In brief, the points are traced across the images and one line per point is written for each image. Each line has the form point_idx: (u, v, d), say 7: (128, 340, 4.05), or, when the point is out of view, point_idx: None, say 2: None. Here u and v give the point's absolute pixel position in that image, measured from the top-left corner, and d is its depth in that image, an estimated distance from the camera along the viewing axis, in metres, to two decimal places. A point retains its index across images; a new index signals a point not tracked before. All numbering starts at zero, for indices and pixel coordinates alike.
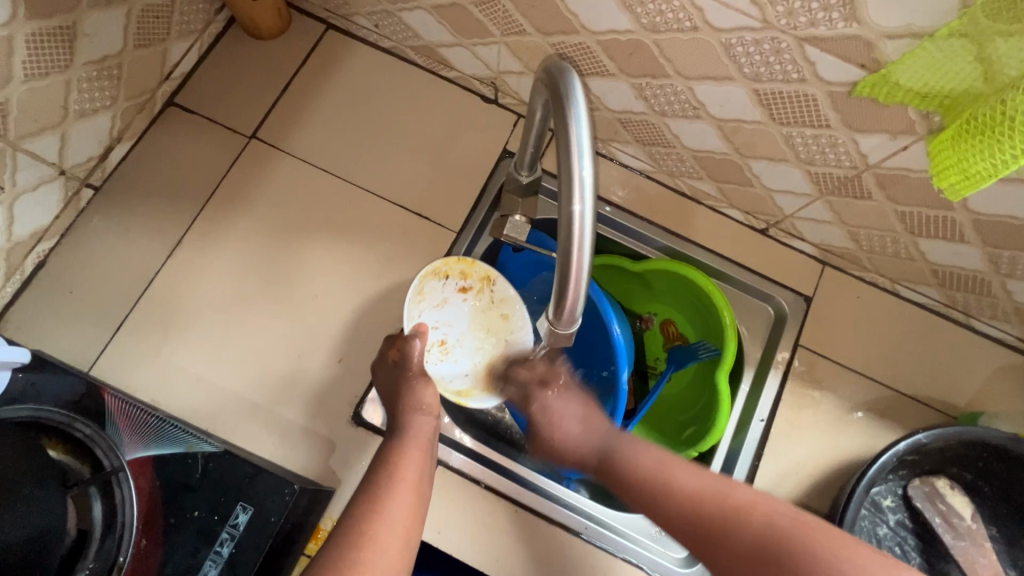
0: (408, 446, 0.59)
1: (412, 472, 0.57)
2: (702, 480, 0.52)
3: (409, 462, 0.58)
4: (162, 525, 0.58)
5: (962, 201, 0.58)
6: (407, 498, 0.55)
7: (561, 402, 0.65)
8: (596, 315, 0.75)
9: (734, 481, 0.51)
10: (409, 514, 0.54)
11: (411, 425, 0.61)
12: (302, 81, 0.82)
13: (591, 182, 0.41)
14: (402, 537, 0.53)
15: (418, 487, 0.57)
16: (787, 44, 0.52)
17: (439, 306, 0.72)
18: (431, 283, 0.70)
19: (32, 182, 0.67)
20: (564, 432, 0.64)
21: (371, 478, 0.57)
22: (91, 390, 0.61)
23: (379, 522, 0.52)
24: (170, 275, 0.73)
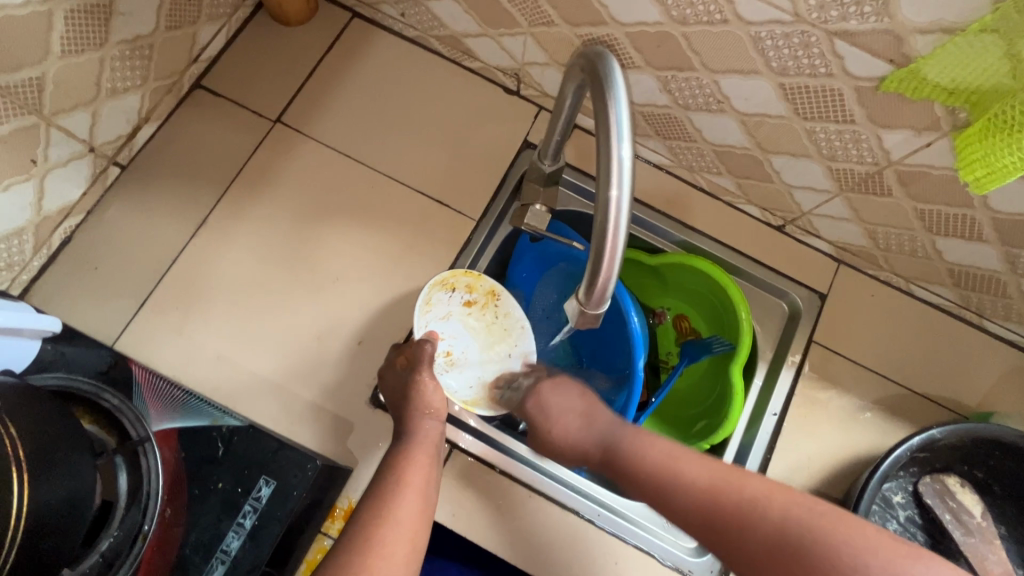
0: (417, 452, 0.59)
1: (420, 480, 0.56)
2: (712, 475, 0.52)
3: (417, 467, 0.57)
4: (186, 494, 0.60)
5: (982, 199, 0.59)
6: (414, 505, 0.54)
7: (557, 397, 0.68)
8: (611, 308, 0.76)
9: (745, 473, 0.51)
10: (417, 519, 0.54)
11: (421, 429, 0.61)
12: (327, 68, 0.83)
13: (630, 165, 0.42)
14: (409, 543, 0.52)
15: (426, 493, 0.56)
16: (816, 38, 0.52)
17: (445, 318, 0.75)
18: (439, 294, 0.72)
19: (64, 157, 0.68)
20: (565, 427, 0.65)
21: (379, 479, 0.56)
22: (119, 362, 0.65)
23: (387, 525, 0.52)
24: (194, 254, 0.74)
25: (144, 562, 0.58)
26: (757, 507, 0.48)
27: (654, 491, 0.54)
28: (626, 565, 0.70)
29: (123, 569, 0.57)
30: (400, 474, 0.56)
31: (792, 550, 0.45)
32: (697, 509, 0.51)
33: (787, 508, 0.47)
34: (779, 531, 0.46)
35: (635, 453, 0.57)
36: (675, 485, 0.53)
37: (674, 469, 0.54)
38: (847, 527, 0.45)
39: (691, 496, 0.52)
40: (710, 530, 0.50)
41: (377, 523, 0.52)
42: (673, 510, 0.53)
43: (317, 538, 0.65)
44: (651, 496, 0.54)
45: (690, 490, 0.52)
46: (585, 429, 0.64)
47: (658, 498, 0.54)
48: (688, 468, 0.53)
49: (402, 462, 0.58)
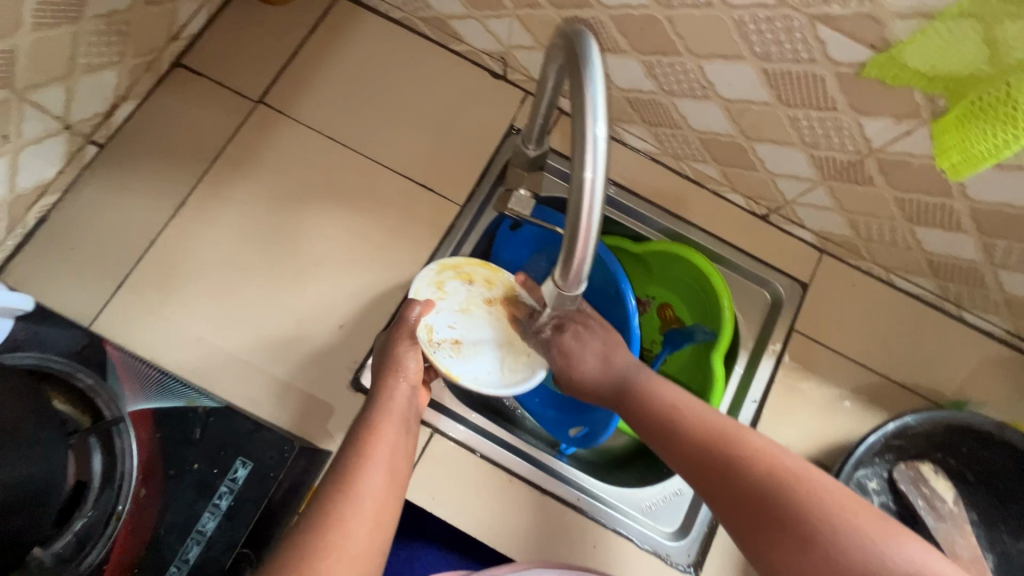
0: (386, 421, 0.56)
1: (387, 454, 0.54)
2: (714, 423, 0.54)
3: (385, 440, 0.55)
4: (161, 475, 0.61)
5: (961, 189, 0.59)
6: (379, 482, 0.52)
7: (578, 340, 0.65)
8: (607, 284, 0.76)
9: (749, 429, 0.54)
10: (383, 495, 0.51)
11: (388, 400, 0.58)
12: (311, 49, 0.82)
13: (605, 146, 0.41)
14: (372, 523, 0.49)
15: (394, 467, 0.54)
16: (799, 22, 0.52)
17: (458, 309, 0.70)
18: (453, 282, 0.70)
19: (38, 134, 0.66)
20: (584, 368, 0.64)
21: (340, 458, 0.53)
22: (93, 342, 0.65)
23: (349, 501, 0.49)
24: (173, 236, 0.73)
25: (117, 543, 0.58)
26: (763, 455, 0.51)
27: (661, 429, 0.57)
28: (606, 549, 0.70)
29: (95, 550, 0.57)
30: (365, 446, 0.54)
31: (792, 495, 0.47)
32: (697, 449, 0.53)
33: (789, 463, 0.50)
34: (781, 474, 0.49)
35: (649, 397, 0.59)
36: (684, 422, 0.56)
37: (682, 411, 0.57)
38: (842, 492, 0.47)
39: (696, 436, 0.54)
40: (712, 469, 0.52)
41: (338, 500, 0.49)
42: (675, 446, 0.55)
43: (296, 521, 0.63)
44: (655, 433, 0.57)
45: (702, 429, 0.54)
46: (602, 370, 0.64)
47: (662, 432, 0.57)
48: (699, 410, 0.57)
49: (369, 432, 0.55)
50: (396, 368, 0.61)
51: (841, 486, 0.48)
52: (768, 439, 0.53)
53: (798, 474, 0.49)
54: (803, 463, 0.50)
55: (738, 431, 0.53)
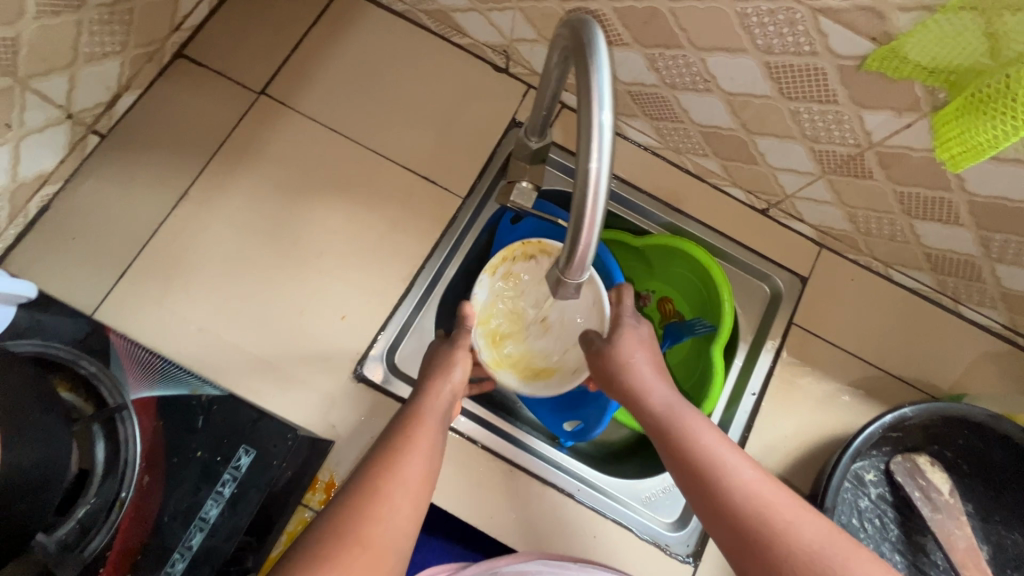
0: (427, 413, 0.59)
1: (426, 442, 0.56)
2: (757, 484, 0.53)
3: (427, 431, 0.57)
4: (164, 464, 0.61)
5: (960, 182, 0.60)
6: (415, 468, 0.54)
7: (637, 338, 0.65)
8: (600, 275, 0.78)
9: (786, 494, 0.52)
10: (418, 480, 0.54)
11: (433, 398, 0.61)
12: (313, 41, 0.82)
13: (610, 135, 0.42)
14: (405, 505, 0.52)
15: (431, 455, 0.56)
16: (802, 15, 0.53)
17: (537, 286, 0.79)
18: (523, 267, 0.78)
19: (40, 123, 0.66)
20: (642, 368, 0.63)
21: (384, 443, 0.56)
22: (96, 330, 0.65)
23: (388, 481, 0.52)
24: (175, 226, 0.73)
25: (120, 529, 0.58)
26: (807, 540, 0.49)
27: (700, 484, 0.54)
28: (605, 538, 0.71)
29: (99, 536, 0.58)
30: (407, 433, 0.57)
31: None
32: (735, 521, 0.51)
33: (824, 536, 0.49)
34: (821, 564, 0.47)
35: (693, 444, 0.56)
36: (723, 480, 0.53)
37: (727, 472, 0.54)
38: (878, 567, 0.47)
39: (739, 506, 0.52)
40: (748, 544, 0.50)
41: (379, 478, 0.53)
42: (709, 508, 0.53)
43: (297, 510, 0.65)
44: (693, 484, 0.55)
45: (746, 498, 0.52)
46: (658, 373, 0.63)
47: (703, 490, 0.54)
48: (743, 471, 0.54)
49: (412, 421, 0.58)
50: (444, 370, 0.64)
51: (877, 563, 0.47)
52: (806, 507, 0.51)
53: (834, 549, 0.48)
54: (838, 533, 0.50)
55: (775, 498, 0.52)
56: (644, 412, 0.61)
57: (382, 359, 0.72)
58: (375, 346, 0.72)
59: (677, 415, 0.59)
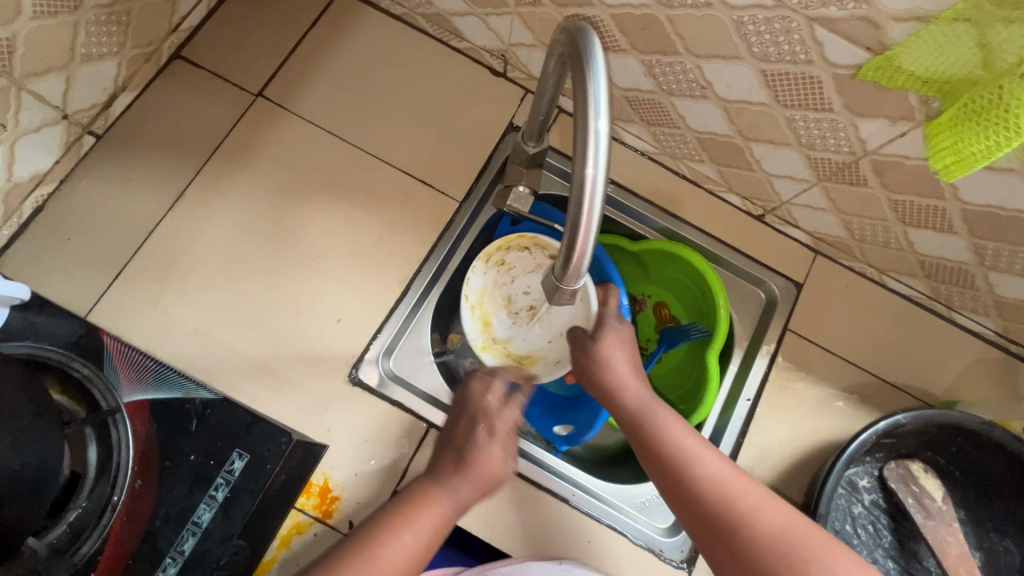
0: (444, 498, 0.57)
1: (424, 535, 0.55)
2: (721, 469, 0.55)
3: (429, 515, 0.56)
4: (157, 467, 0.61)
5: (953, 191, 0.60)
6: (401, 556, 0.53)
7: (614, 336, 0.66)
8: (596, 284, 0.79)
9: (746, 477, 0.55)
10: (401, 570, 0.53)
11: (461, 479, 0.58)
12: (311, 43, 0.82)
13: (606, 142, 0.42)
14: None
15: (420, 548, 0.55)
16: (797, 24, 0.53)
17: (530, 273, 0.77)
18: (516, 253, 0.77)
19: (35, 124, 0.66)
20: (614, 367, 0.64)
21: (389, 513, 0.56)
22: (91, 333, 0.66)
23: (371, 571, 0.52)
24: (170, 227, 0.73)
25: (111, 533, 0.58)
26: (768, 523, 0.51)
27: (669, 476, 0.56)
28: (599, 544, 0.71)
29: (90, 541, 0.57)
30: (410, 517, 0.55)
31: (781, 554, 0.49)
32: (702, 509, 0.53)
33: (780, 516, 0.52)
34: (780, 545, 0.50)
35: (662, 432, 0.59)
36: (689, 467, 0.56)
37: (695, 461, 0.56)
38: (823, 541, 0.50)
39: (704, 492, 0.54)
40: (714, 530, 0.52)
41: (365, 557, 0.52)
42: (678, 499, 0.55)
43: (291, 514, 0.64)
44: (663, 477, 0.57)
45: (711, 485, 0.54)
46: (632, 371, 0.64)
47: (673, 482, 0.56)
48: (708, 458, 0.56)
49: (422, 503, 0.56)
50: (480, 447, 0.60)
51: (823, 536, 0.51)
52: (762, 488, 0.55)
53: (786, 528, 0.51)
54: (790, 511, 0.53)
55: (737, 479, 0.55)
56: (618, 409, 0.63)
57: (378, 362, 0.72)
58: (370, 349, 0.72)
59: (647, 408, 0.61)
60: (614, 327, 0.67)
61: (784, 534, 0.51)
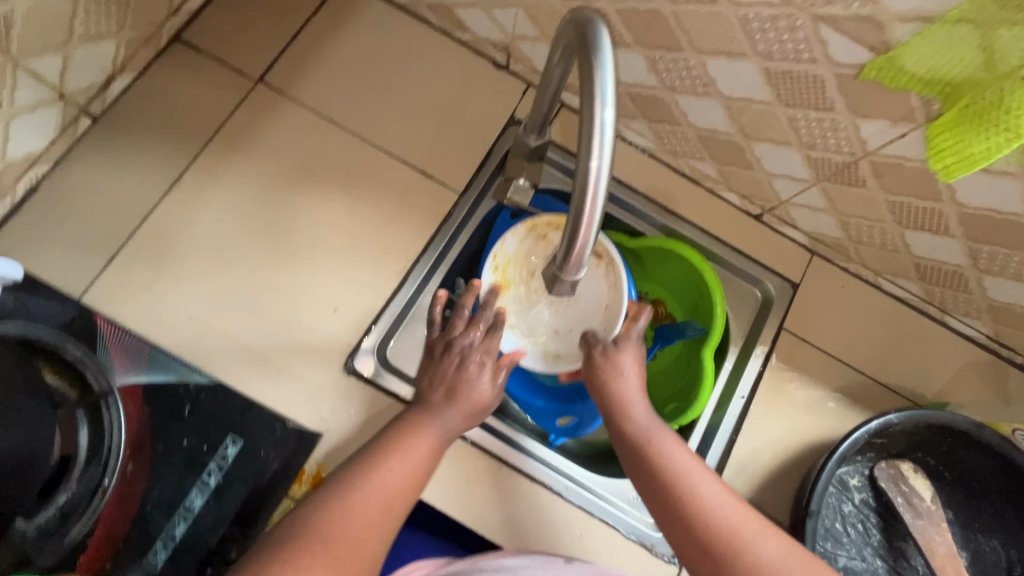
0: (437, 428, 0.60)
1: (420, 458, 0.58)
2: (720, 498, 0.56)
3: (421, 442, 0.59)
4: (149, 451, 0.61)
5: (951, 193, 0.61)
6: (394, 483, 0.56)
7: (628, 350, 0.67)
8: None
9: (744, 508, 0.56)
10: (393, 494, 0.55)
11: (451, 410, 0.61)
12: (313, 30, 0.81)
13: (612, 134, 0.42)
14: (370, 528, 0.53)
15: (410, 476, 0.57)
16: (802, 22, 0.53)
17: None
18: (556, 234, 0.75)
19: (32, 102, 0.65)
20: (624, 383, 0.65)
21: (382, 440, 0.59)
22: (83, 314, 0.65)
23: (361, 500, 0.54)
24: (167, 212, 0.72)
25: (102, 517, 0.58)
26: (761, 552, 0.53)
27: (666, 498, 0.57)
28: (591, 538, 0.71)
29: (80, 524, 0.57)
30: (404, 441, 0.58)
31: None
32: (698, 534, 0.55)
33: (774, 549, 0.53)
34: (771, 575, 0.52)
35: (664, 458, 0.59)
36: (691, 496, 0.56)
37: (693, 485, 0.57)
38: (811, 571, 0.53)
39: (701, 518, 0.55)
40: (708, 557, 0.54)
41: (353, 486, 0.54)
42: (673, 524, 0.56)
43: (281, 501, 0.63)
44: (660, 499, 0.57)
45: (709, 513, 0.55)
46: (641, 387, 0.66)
47: (671, 507, 0.57)
48: (709, 488, 0.57)
49: (413, 432, 0.59)
50: (469, 382, 0.62)
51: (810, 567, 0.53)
52: (758, 518, 0.56)
53: (779, 561, 0.53)
54: (785, 542, 0.54)
55: (735, 510, 0.55)
56: (618, 425, 0.63)
57: (374, 352, 0.71)
58: (367, 338, 0.72)
59: (650, 433, 0.61)
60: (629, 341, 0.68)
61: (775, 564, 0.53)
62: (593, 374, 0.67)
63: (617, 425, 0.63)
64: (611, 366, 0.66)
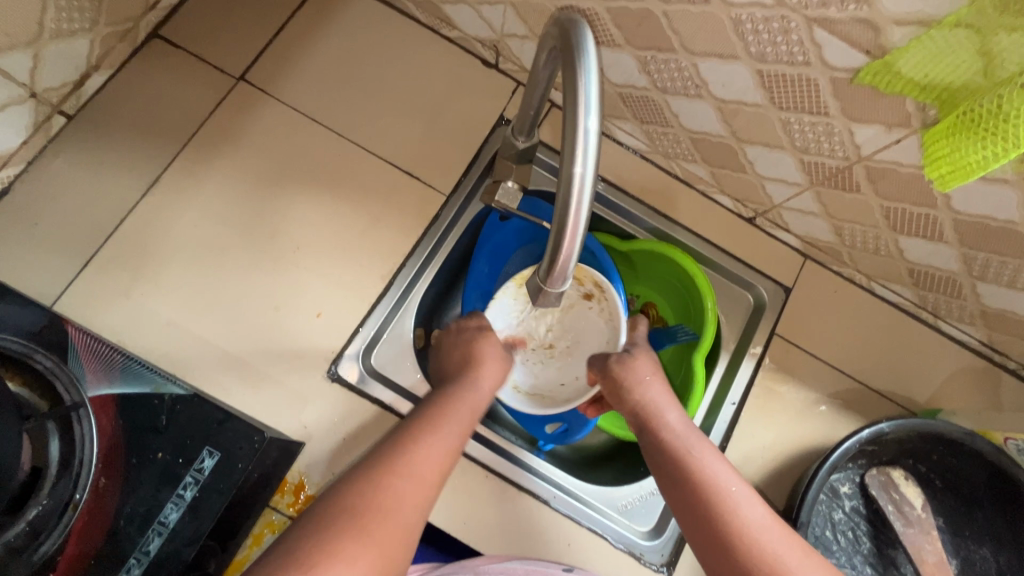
0: (469, 399, 0.62)
1: (461, 427, 0.58)
2: (760, 519, 0.54)
3: (449, 425, 0.58)
4: (123, 464, 0.58)
5: (946, 200, 0.59)
6: (443, 451, 0.55)
7: (643, 356, 0.68)
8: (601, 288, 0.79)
9: (781, 531, 0.54)
10: (443, 461, 0.55)
11: (475, 380, 0.64)
12: (297, 25, 0.79)
13: (596, 141, 0.40)
14: (418, 501, 0.52)
15: (445, 457, 0.55)
16: (796, 24, 0.51)
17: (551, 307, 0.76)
18: None
19: (1, 102, 0.62)
20: (649, 392, 0.64)
21: (412, 420, 0.58)
22: (54, 323, 0.61)
23: (397, 486, 0.51)
24: (145, 215, 0.70)
25: (73, 532, 0.56)
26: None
27: (706, 515, 0.55)
28: (579, 547, 0.70)
29: (50, 540, 0.55)
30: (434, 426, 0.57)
31: None
32: (736, 552, 0.53)
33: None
34: None
35: (703, 473, 0.57)
36: (734, 516, 0.54)
37: (735, 506, 0.55)
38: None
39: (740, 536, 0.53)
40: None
41: (408, 447, 0.54)
42: (707, 541, 0.55)
43: (264, 513, 0.64)
44: (697, 513, 0.55)
45: (751, 536, 0.53)
46: (668, 395, 0.65)
47: (711, 526, 0.54)
48: (751, 509, 0.55)
49: (450, 401, 0.61)
50: (479, 346, 0.67)
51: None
52: (794, 542, 0.54)
53: None
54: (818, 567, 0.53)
55: (774, 535, 0.53)
56: (654, 433, 0.62)
57: (359, 358, 0.70)
58: (351, 344, 0.70)
59: (687, 444, 0.60)
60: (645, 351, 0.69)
61: (799, 563, 0.52)
62: (615, 380, 0.66)
63: (652, 434, 0.62)
64: (636, 375, 0.65)
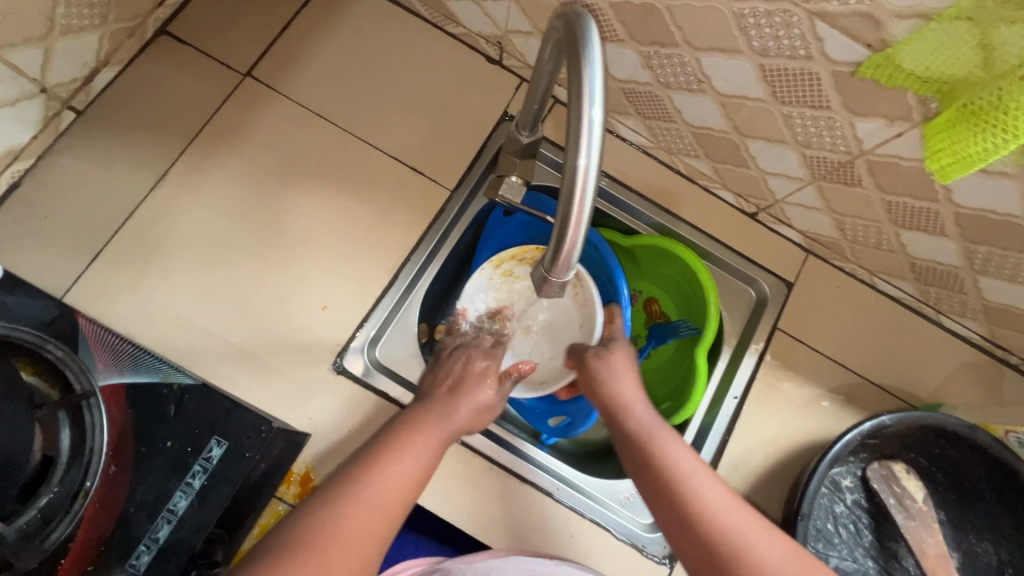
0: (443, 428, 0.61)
1: (428, 452, 0.57)
2: (720, 497, 0.55)
3: (421, 438, 0.58)
4: (133, 453, 0.59)
5: (947, 194, 0.60)
6: (409, 474, 0.55)
7: (616, 351, 0.70)
8: (603, 282, 0.79)
9: (742, 509, 0.54)
10: (404, 493, 0.54)
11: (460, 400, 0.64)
12: (302, 22, 0.80)
13: (600, 132, 0.41)
14: (377, 526, 0.50)
15: (415, 479, 0.55)
16: (798, 18, 0.52)
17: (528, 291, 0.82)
18: (521, 269, 0.81)
19: (12, 96, 0.63)
20: (619, 385, 0.66)
21: (391, 435, 0.58)
22: (64, 313, 0.62)
23: (364, 506, 0.51)
24: (152, 209, 0.71)
25: (84, 520, 0.56)
26: (761, 553, 0.51)
27: (668, 495, 0.56)
28: (582, 538, 0.71)
29: (61, 527, 0.55)
30: (409, 445, 0.57)
31: None
32: (698, 531, 0.53)
33: (769, 551, 0.51)
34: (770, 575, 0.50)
35: (664, 455, 0.58)
36: (693, 494, 0.55)
37: (693, 483, 0.56)
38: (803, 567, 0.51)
39: (700, 514, 0.54)
40: (709, 555, 0.52)
41: (379, 459, 0.55)
42: (670, 520, 0.55)
43: (271, 503, 0.65)
44: (657, 495, 0.57)
45: (709, 511, 0.54)
46: (636, 389, 0.67)
47: (672, 505, 0.55)
48: (710, 487, 0.56)
49: (421, 429, 0.59)
50: (472, 386, 0.66)
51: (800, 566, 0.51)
52: (757, 521, 0.53)
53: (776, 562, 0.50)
54: (780, 542, 0.52)
55: (733, 511, 0.54)
56: (619, 423, 0.63)
57: (364, 351, 0.71)
58: (356, 337, 0.71)
59: (652, 429, 0.62)
60: (621, 350, 0.71)
61: (755, 534, 0.52)
62: (586, 376, 0.69)
63: (619, 422, 0.64)
64: (611, 369, 0.68)
